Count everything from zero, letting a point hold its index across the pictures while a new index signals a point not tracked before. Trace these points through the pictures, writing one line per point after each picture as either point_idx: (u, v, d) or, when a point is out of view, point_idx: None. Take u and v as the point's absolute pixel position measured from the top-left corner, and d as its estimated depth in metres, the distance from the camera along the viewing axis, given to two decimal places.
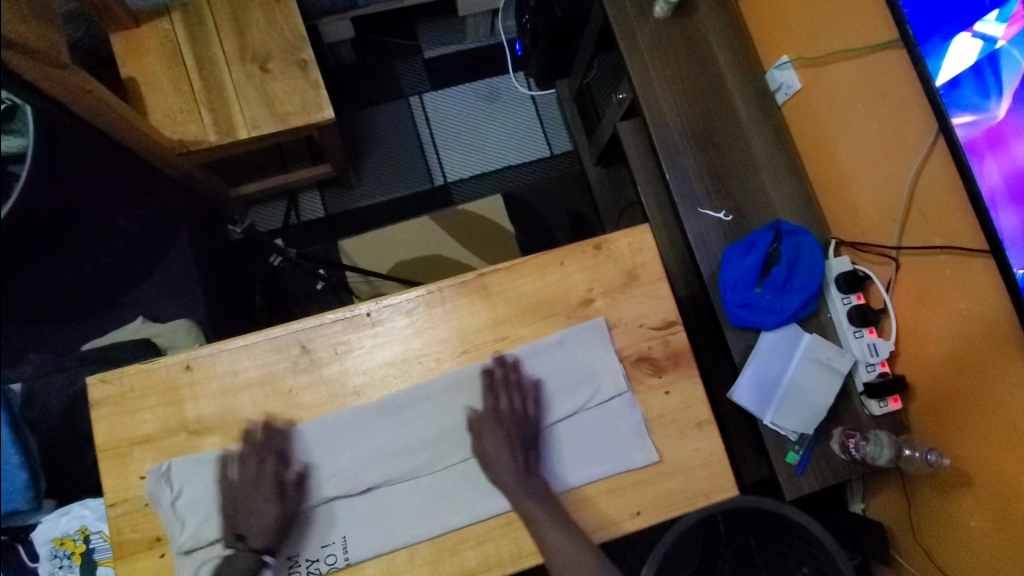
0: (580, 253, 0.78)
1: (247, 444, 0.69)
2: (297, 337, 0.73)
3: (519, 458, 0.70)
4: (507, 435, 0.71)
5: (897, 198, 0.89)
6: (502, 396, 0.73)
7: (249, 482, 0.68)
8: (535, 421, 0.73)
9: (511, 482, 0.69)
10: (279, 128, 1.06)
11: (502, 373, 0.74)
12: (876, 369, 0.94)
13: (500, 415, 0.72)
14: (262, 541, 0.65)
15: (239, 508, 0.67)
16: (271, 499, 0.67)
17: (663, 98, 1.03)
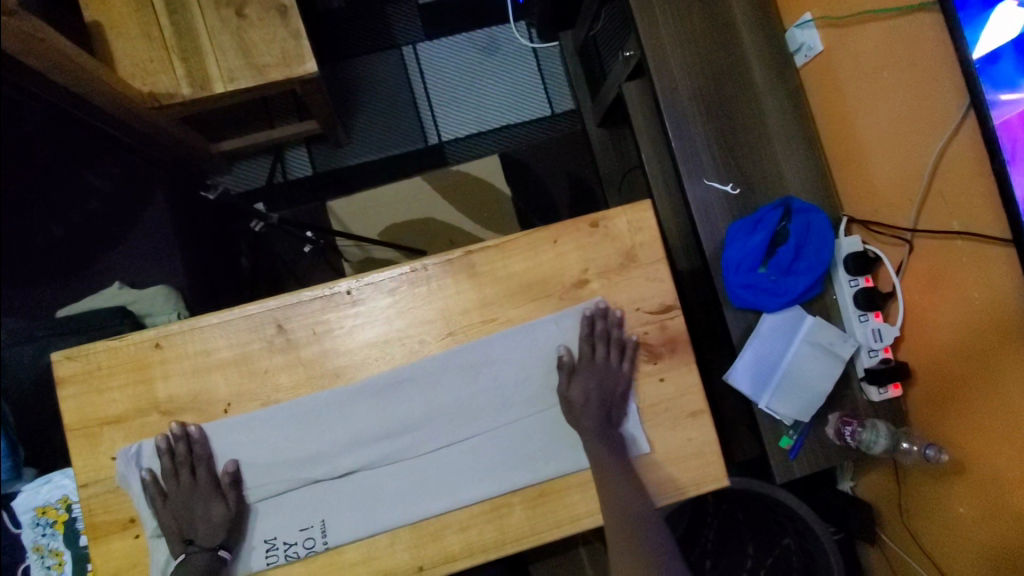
0: (576, 231, 0.73)
1: (167, 458, 0.65)
2: (273, 316, 0.69)
3: (604, 409, 0.69)
4: (598, 385, 0.69)
5: (918, 177, 0.83)
6: (599, 346, 0.70)
7: (184, 489, 0.64)
8: (625, 373, 0.71)
9: (593, 430, 0.69)
10: (257, 81, 0.98)
11: (602, 326, 0.71)
12: (878, 355, 0.90)
13: (595, 364, 0.70)
14: (213, 539, 0.64)
15: (183, 515, 0.64)
16: (210, 499, 0.64)
17: (673, 58, 0.95)
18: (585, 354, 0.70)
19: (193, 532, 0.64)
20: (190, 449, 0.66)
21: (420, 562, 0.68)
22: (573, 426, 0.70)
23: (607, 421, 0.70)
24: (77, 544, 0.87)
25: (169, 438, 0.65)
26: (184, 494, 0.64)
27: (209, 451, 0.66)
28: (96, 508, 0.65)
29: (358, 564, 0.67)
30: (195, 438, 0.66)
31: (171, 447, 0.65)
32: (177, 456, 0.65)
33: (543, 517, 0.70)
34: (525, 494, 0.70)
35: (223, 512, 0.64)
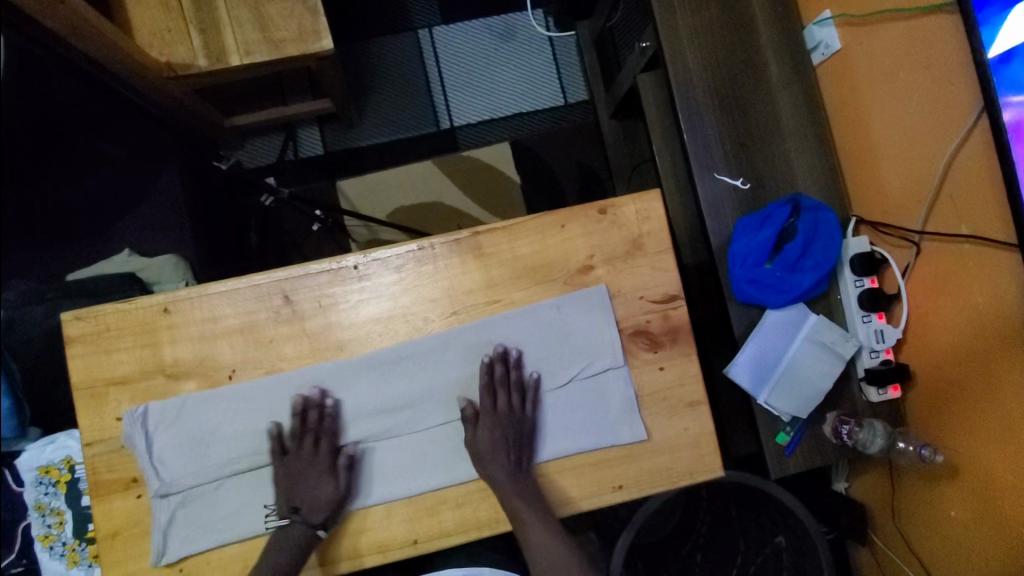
0: (583, 216, 0.73)
1: (299, 420, 0.67)
2: (280, 287, 0.69)
3: (514, 457, 0.68)
4: (504, 434, 0.68)
5: (928, 179, 0.82)
6: (499, 394, 0.69)
7: (304, 458, 0.67)
8: (528, 417, 0.70)
9: (506, 482, 0.67)
10: (273, 56, 0.98)
11: (501, 372, 0.70)
12: (879, 355, 0.91)
13: (498, 413, 0.68)
14: (316, 515, 0.65)
15: (296, 483, 0.66)
16: (324, 476, 0.66)
17: (689, 50, 0.95)
18: (487, 403, 0.69)
19: (299, 504, 0.65)
20: (321, 420, 0.68)
21: (415, 536, 0.69)
22: (484, 477, 0.68)
23: (520, 469, 0.69)
24: (79, 504, 0.89)
25: (302, 404, 0.67)
26: (303, 461, 0.67)
27: (333, 428, 0.68)
28: (99, 467, 0.66)
29: (353, 534, 0.68)
30: (329, 409, 0.68)
31: (305, 412, 0.67)
32: (308, 422, 0.67)
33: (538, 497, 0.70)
34: None
35: (331, 492, 0.66)
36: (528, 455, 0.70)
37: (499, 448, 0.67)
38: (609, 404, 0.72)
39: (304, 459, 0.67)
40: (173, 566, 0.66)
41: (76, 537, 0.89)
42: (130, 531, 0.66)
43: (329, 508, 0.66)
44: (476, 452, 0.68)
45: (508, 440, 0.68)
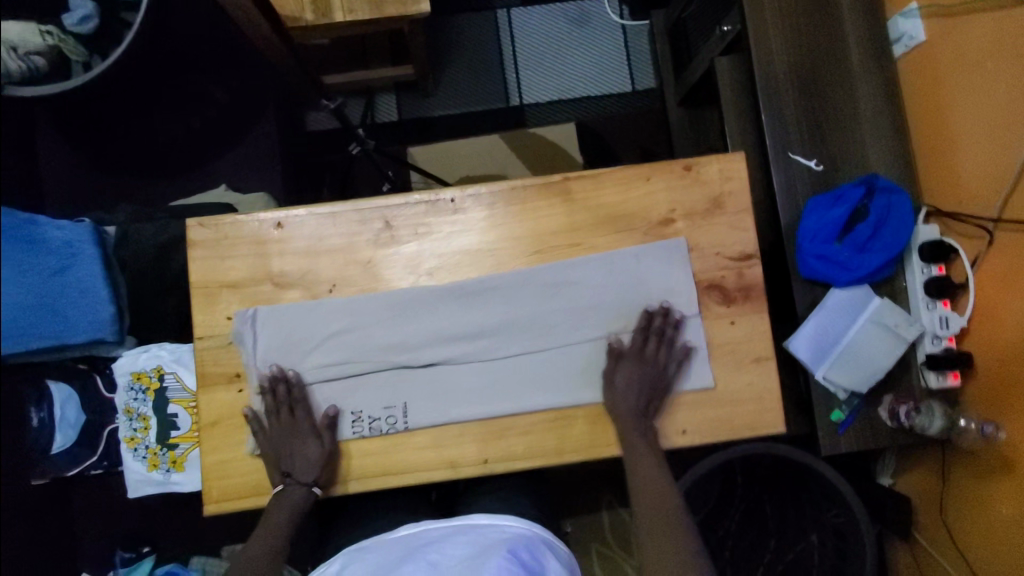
0: (668, 172, 0.77)
1: (270, 397, 0.71)
2: (381, 213, 0.75)
3: (644, 401, 0.72)
4: (643, 378, 0.72)
5: (1006, 168, 0.84)
6: (651, 341, 0.73)
7: (284, 427, 0.70)
8: (669, 371, 0.73)
9: (631, 422, 0.71)
10: (374, 14, 1.05)
11: (648, 323, 0.74)
12: (941, 343, 0.92)
13: (643, 357, 0.72)
14: (307, 475, 0.69)
15: (281, 451, 0.69)
16: (308, 438, 0.70)
17: (773, 35, 0.98)
18: (633, 347, 0.73)
19: (290, 467, 0.69)
20: (290, 392, 0.71)
21: (485, 456, 0.73)
22: (610, 413, 0.72)
23: (645, 411, 0.72)
24: (164, 411, 0.95)
25: (271, 380, 0.71)
26: (286, 430, 0.70)
27: (306, 397, 0.71)
28: (207, 360, 0.72)
29: (427, 448, 0.72)
30: (293, 381, 0.71)
31: (274, 387, 0.71)
32: (277, 398, 0.71)
33: (603, 433, 0.74)
34: (588, 410, 0.74)
35: (319, 450, 0.70)
36: (656, 404, 0.73)
37: (632, 389, 0.71)
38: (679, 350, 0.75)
39: (286, 430, 0.70)
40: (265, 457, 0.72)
41: (158, 442, 0.95)
42: (229, 422, 0.72)
43: (319, 466, 0.69)
44: (608, 389, 0.72)
45: (646, 385, 0.72)
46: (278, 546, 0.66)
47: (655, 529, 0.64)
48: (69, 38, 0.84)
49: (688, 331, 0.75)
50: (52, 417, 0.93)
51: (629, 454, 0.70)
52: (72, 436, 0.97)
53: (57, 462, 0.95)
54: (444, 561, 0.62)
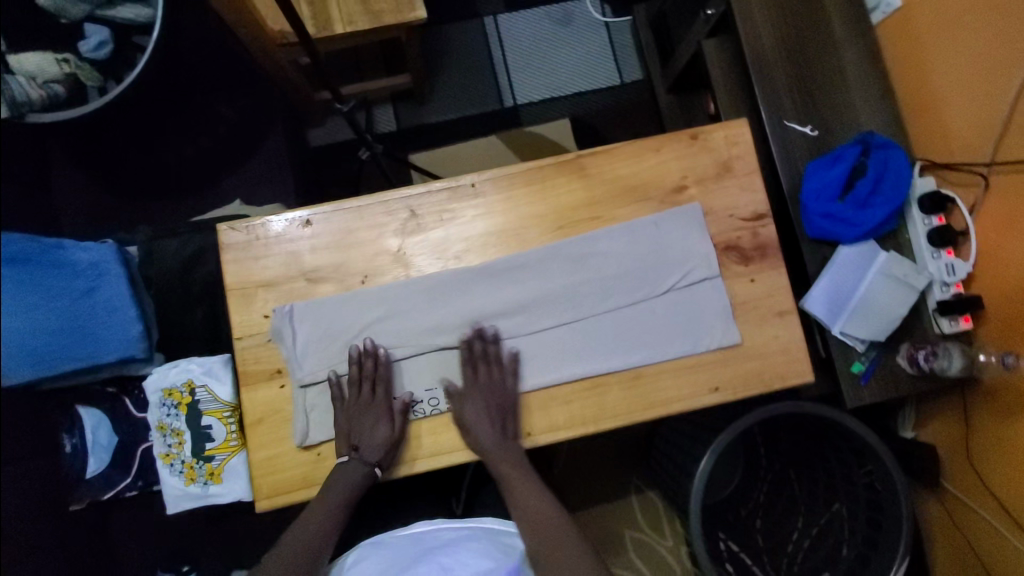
0: (677, 142, 0.80)
1: (356, 369, 0.73)
2: (405, 203, 0.77)
3: (498, 426, 0.72)
4: (487, 405, 0.72)
5: (995, 113, 0.88)
6: (480, 368, 0.73)
7: (362, 402, 0.71)
8: (511, 389, 0.74)
9: (490, 451, 0.71)
10: (373, 24, 1.09)
11: (482, 345, 0.74)
12: (951, 290, 0.95)
13: (480, 386, 0.73)
14: (374, 455, 0.70)
15: (354, 424, 0.71)
16: (382, 418, 0.71)
17: (757, 11, 1.02)
18: (466, 377, 0.73)
19: (359, 442, 0.70)
20: (375, 367, 0.73)
21: (528, 428, 0.75)
22: (472, 447, 0.72)
23: (504, 436, 0.73)
24: (197, 425, 0.95)
25: (359, 352, 0.73)
26: (362, 405, 0.71)
27: (388, 377, 0.73)
28: (248, 359, 0.74)
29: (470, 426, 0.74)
30: (382, 359, 0.73)
31: (361, 360, 0.73)
32: (363, 370, 0.72)
33: (639, 397, 0.76)
34: (623, 376, 0.76)
35: (388, 433, 0.71)
36: (513, 425, 0.74)
37: (481, 419, 0.72)
38: (705, 310, 0.77)
39: (363, 406, 0.71)
40: (312, 449, 0.73)
41: (195, 455, 0.94)
42: (273, 418, 0.74)
43: (386, 449, 0.71)
44: (462, 427, 0.72)
45: (495, 411, 0.73)
46: (323, 531, 0.69)
47: (547, 542, 0.67)
48: (84, 65, 0.87)
49: (712, 291, 0.78)
50: (83, 443, 0.95)
51: (505, 482, 0.72)
52: (105, 459, 0.97)
53: (93, 486, 0.95)
54: (461, 560, 0.68)
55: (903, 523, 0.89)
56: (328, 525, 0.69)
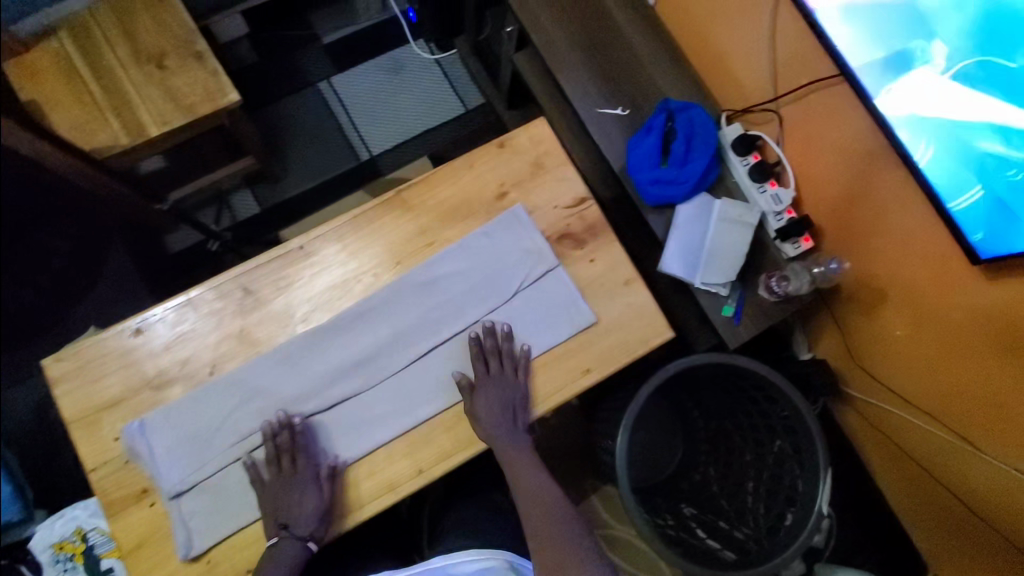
0: (487, 154, 0.84)
1: (271, 446, 0.70)
2: (238, 283, 0.76)
3: (509, 417, 0.75)
4: (498, 397, 0.74)
5: (763, 55, 0.98)
6: (492, 361, 0.76)
7: (286, 478, 0.69)
8: (522, 383, 0.77)
9: (505, 437, 0.74)
10: (189, 119, 1.09)
11: (492, 341, 0.77)
12: (784, 216, 1.03)
13: (492, 378, 0.75)
14: (306, 527, 0.68)
15: (280, 502, 0.68)
16: (308, 489, 0.69)
17: (543, 18, 1.10)
18: (479, 371, 0.75)
19: (289, 518, 0.67)
20: (291, 440, 0.71)
21: (419, 465, 0.73)
22: (485, 438, 0.73)
23: (514, 426, 0.75)
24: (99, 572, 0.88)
25: (272, 428, 0.71)
26: (285, 480, 0.69)
27: (305, 447, 0.71)
28: (109, 487, 0.70)
29: (363, 480, 0.72)
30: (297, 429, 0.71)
31: (275, 435, 0.71)
32: (280, 444, 0.70)
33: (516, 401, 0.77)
34: None
35: (316, 503, 0.69)
36: (524, 415, 0.77)
37: (494, 412, 0.73)
38: (558, 298, 0.80)
39: (287, 482, 0.69)
40: (200, 559, 0.69)
41: None
42: (155, 538, 0.69)
43: (317, 519, 0.68)
44: (473, 420, 0.73)
45: (505, 403, 0.75)
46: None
47: (542, 527, 0.71)
48: None
49: (557, 280, 0.81)
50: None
51: (514, 473, 0.75)
52: None
53: None
54: None
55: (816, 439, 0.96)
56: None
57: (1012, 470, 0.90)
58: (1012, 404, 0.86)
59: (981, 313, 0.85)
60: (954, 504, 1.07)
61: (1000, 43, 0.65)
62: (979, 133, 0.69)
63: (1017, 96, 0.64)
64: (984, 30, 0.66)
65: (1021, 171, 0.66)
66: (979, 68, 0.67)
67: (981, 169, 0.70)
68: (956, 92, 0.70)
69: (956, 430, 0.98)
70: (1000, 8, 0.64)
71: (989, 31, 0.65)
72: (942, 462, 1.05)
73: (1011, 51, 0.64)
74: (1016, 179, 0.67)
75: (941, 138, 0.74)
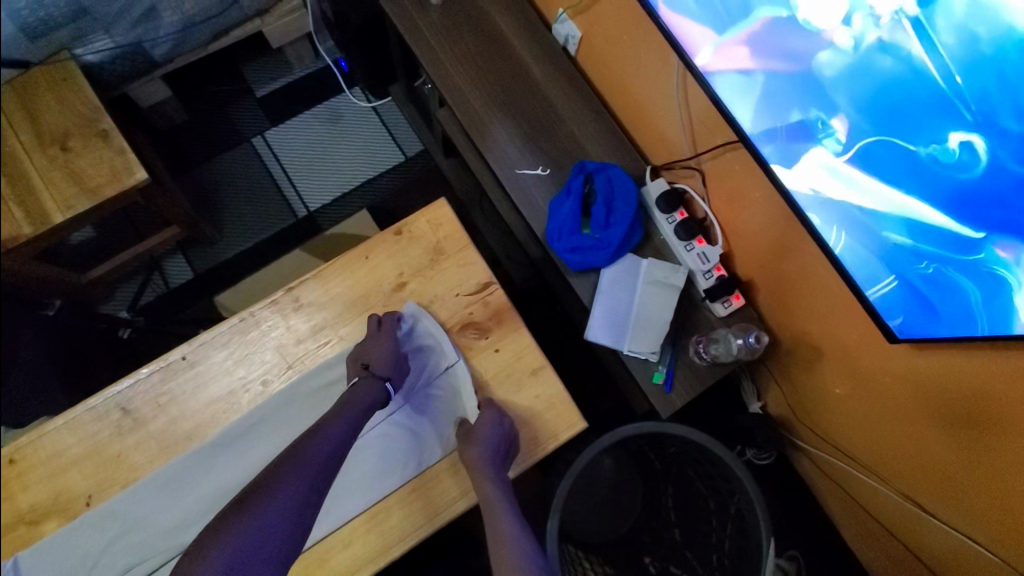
0: (382, 243, 0.80)
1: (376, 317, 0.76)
2: (115, 402, 0.72)
3: (505, 453, 0.71)
4: (499, 437, 0.71)
5: (678, 112, 0.94)
6: (497, 416, 0.73)
7: (373, 335, 0.74)
8: (508, 426, 0.73)
9: (491, 481, 0.69)
10: (93, 201, 1.05)
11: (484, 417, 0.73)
12: (712, 274, 0.99)
13: (484, 425, 0.72)
14: (385, 371, 0.73)
15: (363, 348, 0.74)
16: (391, 341, 0.74)
17: (458, 78, 1.05)
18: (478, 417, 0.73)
19: (370, 359, 0.73)
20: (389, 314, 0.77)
21: None
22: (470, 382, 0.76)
23: (504, 465, 0.71)
24: None
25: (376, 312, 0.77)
26: (374, 335, 0.75)
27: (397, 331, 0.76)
28: None
29: None
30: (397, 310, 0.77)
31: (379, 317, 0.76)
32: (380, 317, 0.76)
33: (420, 511, 0.73)
34: (398, 496, 0.73)
35: (396, 352, 0.74)
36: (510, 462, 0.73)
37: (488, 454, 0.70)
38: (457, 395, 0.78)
39: (374, 336, 0.74)
40: None
41: None
42: None
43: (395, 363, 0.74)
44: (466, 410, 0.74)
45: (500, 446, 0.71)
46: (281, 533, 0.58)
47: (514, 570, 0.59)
48: None
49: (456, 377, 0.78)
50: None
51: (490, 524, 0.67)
52: None
53: None
54: None
55: (754, 498, 0.93)
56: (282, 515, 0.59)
57: (962, 537, 0.86)
58: (954, 475, 0.81)
59: (913, 382, 0.81)
60: (910, 560, 1.03)
61: (897, 124, 0.57)
62: (886, 224, 0.64)
63: (920, 185, 0.57)
64: (880, 106, 0.58)
65: (932, 264, 0.61)
66: (881, 149, 0.59)
67: (895, 262, 0.65)
68: (857, 172, 0.63)
69: (901, 490, 0.95)
70: (890, 87, 0.56)
71: (885, 111, 0.57)
72: (896, 520, 1.01)
73: (910, 133, 0.56)
74: (928, 274, 0.62)
75: (851, 225, 0.68)
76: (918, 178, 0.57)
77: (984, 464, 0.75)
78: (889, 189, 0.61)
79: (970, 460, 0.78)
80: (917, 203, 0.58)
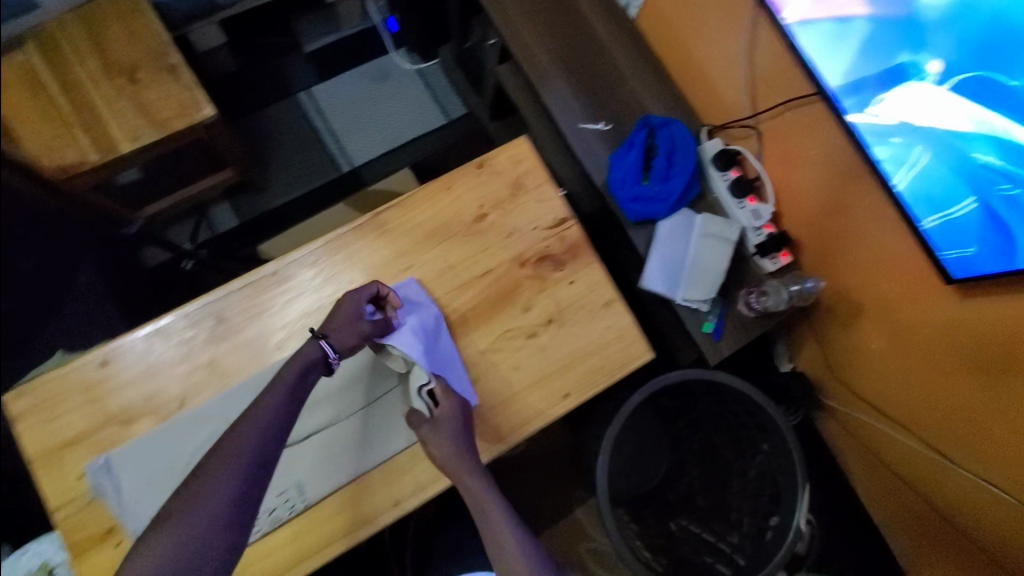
0: (465, 175, 0.83)
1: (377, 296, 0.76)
2: (210, 310, 0.75)
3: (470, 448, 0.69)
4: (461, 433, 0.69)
5: (743, 72, 0.98)
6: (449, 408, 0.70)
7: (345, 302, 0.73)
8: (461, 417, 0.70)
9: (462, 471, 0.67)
10: (162, 133, 1.07)
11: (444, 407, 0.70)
12: (763, 231, 1.03)
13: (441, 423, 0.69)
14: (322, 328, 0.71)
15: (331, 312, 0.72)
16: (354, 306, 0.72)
17: (525, 31, 1.08)
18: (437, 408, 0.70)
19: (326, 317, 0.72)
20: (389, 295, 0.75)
21: (395, 499, 0.73)
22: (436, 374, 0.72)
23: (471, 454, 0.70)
24: None
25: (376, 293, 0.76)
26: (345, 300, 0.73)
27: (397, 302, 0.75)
28: (73, 530, 0.67)
29: (335, 516, 0.71)
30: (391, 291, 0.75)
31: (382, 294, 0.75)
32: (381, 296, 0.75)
33: (494, 428, 0.76)
34: (475, 413, 0.76)
35: (348, 316, 0.71)
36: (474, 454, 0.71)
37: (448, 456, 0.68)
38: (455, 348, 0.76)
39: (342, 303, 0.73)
40: None
41: None
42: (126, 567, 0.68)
43: (341, 325, 0.70)
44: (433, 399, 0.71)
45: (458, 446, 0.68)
46: (225, 518, 0.59)
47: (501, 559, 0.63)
48: None
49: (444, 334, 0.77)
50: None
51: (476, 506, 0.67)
52: None
53: None
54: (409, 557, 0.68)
55: (797, 462, 0.89)
56: (223, 510, 0.59)
57: (984, 483, 0.91)
58: (986, 424, 0.86)
59: (955, 329, 0.85)
60: (930, 513, 1.07)
61: (997, 56, 0.62)
62: (975, 150, 0.67)
63: (1014, 111, 0.61)
64: (981, 41, 0.63)
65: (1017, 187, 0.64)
66: (977, 81, 0.64)
67: (977, 183, 0.68)
68: (948, 104, 0.68)
69: (929, 442, 0.99)
70: (1000, 18, 0.61)
71: (987, 44, 0.62)
72: (917, 473, 1.06)
73: (1012, 64, 0.61)
74: (1011, 195, 0.65)
75: (935, 152, 0.71)
76: (1014, 106, 0.61)
77: (1015, 407, 0.80)
78: (980, 118, 0.65)
79: (1003, 406, 0.82)
80: (1013, 121, 0.62)
